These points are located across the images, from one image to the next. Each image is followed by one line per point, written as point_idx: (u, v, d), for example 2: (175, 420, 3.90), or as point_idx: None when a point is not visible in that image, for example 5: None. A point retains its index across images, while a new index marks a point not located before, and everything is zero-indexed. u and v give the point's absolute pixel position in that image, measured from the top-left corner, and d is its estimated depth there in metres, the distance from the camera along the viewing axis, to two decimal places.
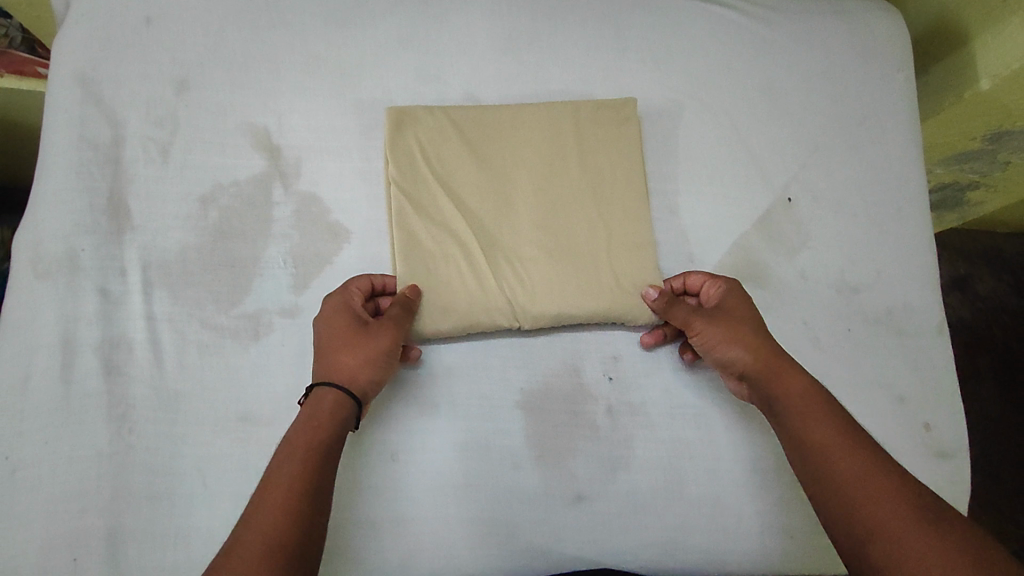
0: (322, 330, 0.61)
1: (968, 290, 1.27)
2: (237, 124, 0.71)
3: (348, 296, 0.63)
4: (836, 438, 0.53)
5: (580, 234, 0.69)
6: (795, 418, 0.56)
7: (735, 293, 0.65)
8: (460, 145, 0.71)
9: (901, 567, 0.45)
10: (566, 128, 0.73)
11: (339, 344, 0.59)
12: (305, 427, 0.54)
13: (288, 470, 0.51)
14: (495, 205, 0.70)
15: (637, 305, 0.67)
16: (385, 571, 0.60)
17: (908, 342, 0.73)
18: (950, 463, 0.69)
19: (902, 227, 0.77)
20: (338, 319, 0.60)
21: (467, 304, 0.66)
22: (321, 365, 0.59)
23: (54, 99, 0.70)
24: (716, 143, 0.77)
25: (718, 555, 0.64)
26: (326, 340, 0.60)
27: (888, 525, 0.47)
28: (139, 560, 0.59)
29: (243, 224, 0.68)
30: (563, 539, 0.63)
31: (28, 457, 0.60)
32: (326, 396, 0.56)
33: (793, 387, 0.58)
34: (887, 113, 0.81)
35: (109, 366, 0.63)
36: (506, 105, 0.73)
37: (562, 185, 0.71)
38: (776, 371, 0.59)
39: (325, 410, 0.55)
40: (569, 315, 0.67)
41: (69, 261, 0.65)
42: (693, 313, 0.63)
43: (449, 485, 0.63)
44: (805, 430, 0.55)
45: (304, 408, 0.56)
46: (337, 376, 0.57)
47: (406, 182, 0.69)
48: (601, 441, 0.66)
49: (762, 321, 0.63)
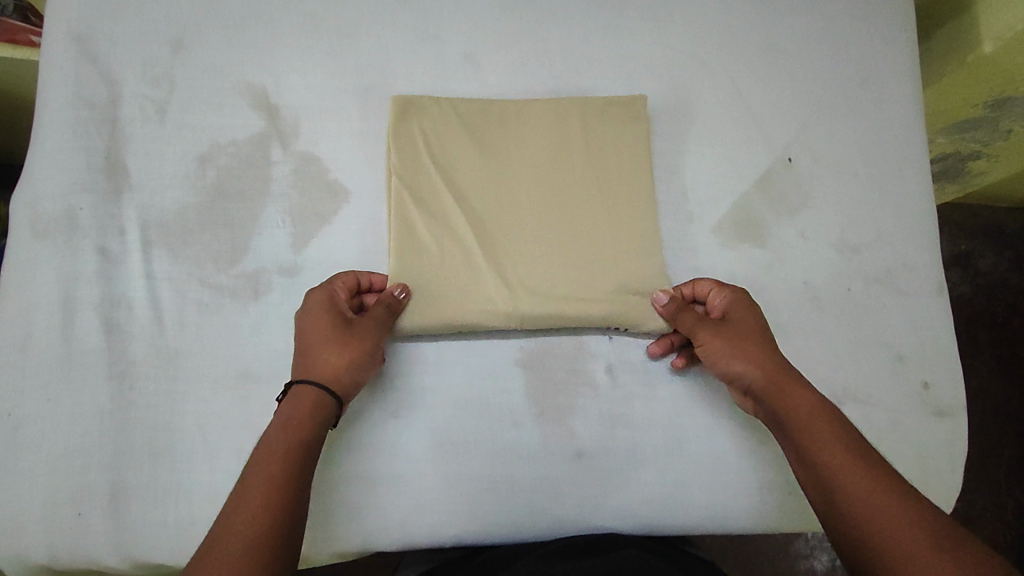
0: (304, 325, 0.59)
1: (969, 266, 1.26)
2: (235, 82, 0.71)
3: (331, 291, 0.61)
4: (845, 459, 0.52)
5: (583, 236, 0.68)
6: (802, 433, 0.55)
7: (744, 302, 0.64)
8: (465, 138, 0.70)
9: None
10: (574, 128, 0.72)
11: (322, 341, 0.58)
12: (284, 427, 0.53)
13: (264, 475, 0.50)
14: (497, 201, 0.69)
15: (633, 308, 0.66)
16: (385, 526, 0.61)
17: (908, 302, 0.73)
18: (948, 421, 0.70)
19: (903, 188, 0.77)
20: (321, 316, 0.59)
21: (461, 302, 0.64)
22: (302, 361, 0.58)
23: (49, 59, 0.70)
24: (717, 103, 0.76)
25: (718, 510, 0.65)
26: (308, 336, 0.59)
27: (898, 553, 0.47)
28: (143, 514, 0.59)
29: (242, 183, 0.68)
30: (564, 494, 0.63)
31: (30, 414, 0.60)
32: (306, 395, 0.55)
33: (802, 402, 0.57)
34: (890, 73, 0.80)
35: (109, 323, 0.63)
36: (514, 101, 0.72)
37: (565, 185, 0.70)
38: (784, 388, 0.58)
39: (305, 409, 0.54)
40: (563, 315, 0.65)
41: (67, 220, 0.65)
42: (702, 322, 0.62)
43: (450, 440, 0.63)
44: (811, 446, 0.54)
45: (283, 405, 0.55)
46: (319, 375, 0.56)
47: (407, 170, 0.68)
48: (601, 398, 0.66)
49: (769, 333, 0.62)
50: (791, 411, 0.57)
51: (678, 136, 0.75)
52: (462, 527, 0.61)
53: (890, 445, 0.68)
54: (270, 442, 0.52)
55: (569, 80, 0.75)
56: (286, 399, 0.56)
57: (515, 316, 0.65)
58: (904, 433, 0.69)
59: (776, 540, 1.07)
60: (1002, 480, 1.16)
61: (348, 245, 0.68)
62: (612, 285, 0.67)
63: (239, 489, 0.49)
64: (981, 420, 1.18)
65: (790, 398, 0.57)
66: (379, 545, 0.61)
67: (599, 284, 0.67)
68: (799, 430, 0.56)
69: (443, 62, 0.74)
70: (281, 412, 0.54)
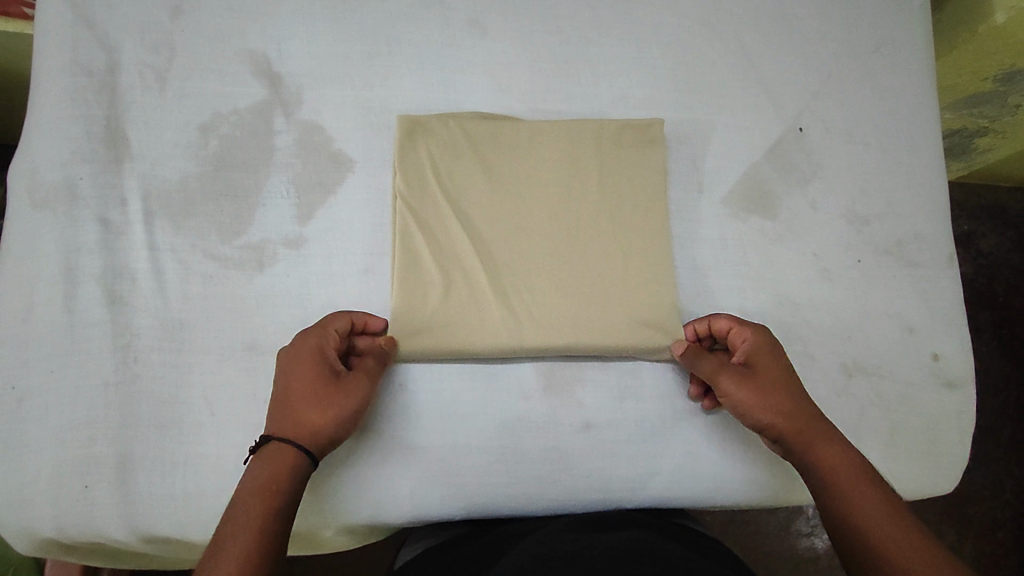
0: (291, 374, 0.56)
1: (971, 246, 1.25)
2: (236, 50, 0.69)
3: (324, 337, 0.58)
4: (880, 515, 0.52)
5: (594, 268, 0.66)
6: (833, 489, 0.55)
7: (769, 345, 0.62)
8: (472, 162, 0.67)
9: None
10: (586, 155, 0.69)
11: (304, 397, 0.55)
12: (261, 490, 0.51)
13: (237, 551, 0.48)
14: (505, 228, 0.66)
15: (641, 339, 0.64)
16: (392, 499, 0.60)
17: (918, 274, 0.73)
18: (957, 394, 0.69)
19: (913, 159, 0.76)
20: (309, 368, 0.56)
21: (465, 334, 0.62)
22: (283, 414, 0.55)
23: (46, 24, 0.68)
24: (728, 71, 0.75)
25: (727, 482, 0.65)
26: (292, 386, 0.56)
27: None
28: (150, 486, 0.59)
29: (245, 153, 0.67)
30: (572, 467, 0.63)
31: (34, 387, 0.59)
32: (282, 454, 0.53)
33: (828, 452, 0.57)
34: (902, 42, 0.79)
35: (111, 295, 0.62)
36: (524, 121, 0.69)
37: (576, 211, 0.67)
38: (812, 440, 0.57)
39: (281, 471, 0.53)
40: (571, 347, 0.63)
41: (68, 190, 0.63)
42: (724, 368, 0.60)
43: (458, 414, 0.62)
44: (844, 502, 0.53)
45: (257, 462, 0.53)
46: (300, 433, 0.54)
47: (413, 194, 0.66)
48: (609, 370, 0.65)
49: (790, 376, 0.60)
50: (818, 464, 0.56)
51: (687, 105, 0.74)
52: (470, 499, 0.61)
53: (899, 416, 0.68)
54: (244, 507, 0.50)
55: (577, 47, 0.74)
56: (261, 454, 0.54)
57: (520, 348, 0.63)
58: (913, 404, 0.68)
59: (776, 519, 1.07)
60: (1001, 458, 1.16)
61: (354, 216, 0.67)
62: (622, 314, 0.65)
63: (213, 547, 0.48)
64: (982, 402, 1.19)
65: (817, 446, 0.57)
66: (386, 519, 0.60)
67: (611, 315, 0.65)
68: (826, 484, 0.55)
69: (448, 28, 0.72)
70: (257, 469, 0.53)
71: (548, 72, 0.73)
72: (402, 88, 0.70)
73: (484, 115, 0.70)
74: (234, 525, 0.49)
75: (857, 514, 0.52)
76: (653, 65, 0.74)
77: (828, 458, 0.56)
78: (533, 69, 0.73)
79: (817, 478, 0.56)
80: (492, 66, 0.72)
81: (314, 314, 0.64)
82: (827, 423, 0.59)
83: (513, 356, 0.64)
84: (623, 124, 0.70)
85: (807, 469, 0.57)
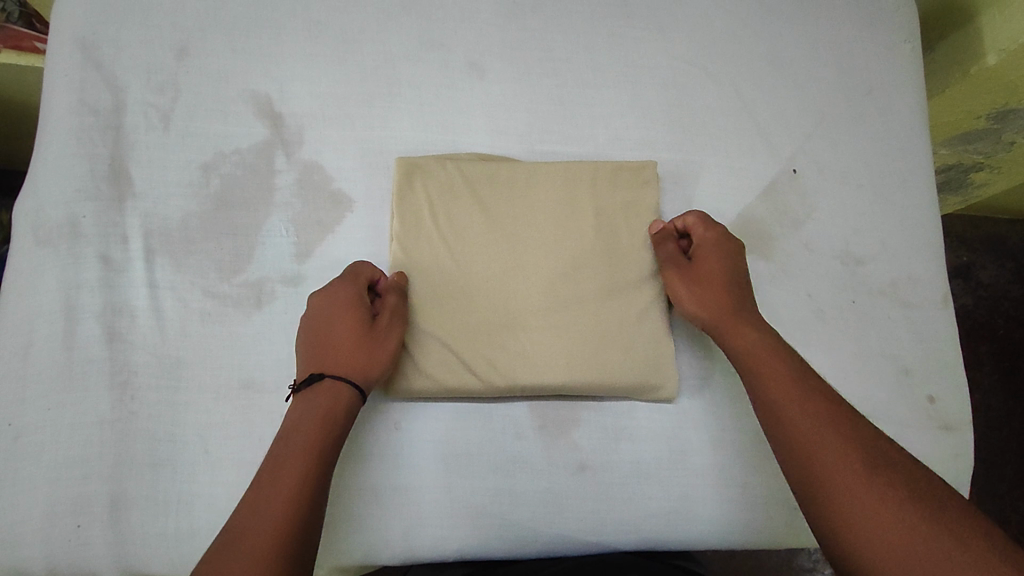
0: (334, 320, 0.59)
1: (970, 278, 1.26)
2: (240, 91, 0.71)
3: (356, 285, 0.62)
4: (794, 389, 0.55)
5: (594, 304, 0.66)
6: (753, 366, 0.58)
7: (718, 242, 0.65)
8: (470, 202, 0.68)
9: (832, 486, 0.49)
10: (582, 196, 0.69)
11: (351, 340, 0.58)
12: (318, 423, 0.54)
13: (286, 484, 0.51)
14: (502, 265, 0.66)
15: (636, 377, 0.64)
16: (387, 538, 0.60)
17: (914, 315, 0.73)
18: (954, 435, 0.69)
19: (907, 199, 0.77)
20: (348, 314, 0.59)
21: (459, 371, 0.63)
22: (330, 358, 0.58)
23: (54, 65, 0.70)
24: (722, 112, 0.76)
25: (724, 525, 0.64)
26: (336, 331, 0.59)
27: (826, 459, 0.50)
28: (143, 526, 0.58)
29: (246, 193, 0.68)
30: (566, 509, 0.62)
31: (30, 424, 0.59)
32: (336, 392, 0.56)
33: (786, 382, 0.56)
34: (894, 83, 0.80)
35: (111, 332, 0.62)
36: (522, 160, 0.70)
37: (573, 248, 0.68)
38: (765, 372, 0.57)
39: (337, 406, 0.56)
40: (566, 386, 0.64)
41: (70, 228, 0.64)
42: (670, 259, 0.66)
43: (452, 452, 0.62)
44: (762, 377, 0.57)
45: (311, 397, 0.56)
46: (350, 375, 0.57)
47: (409, 235, 0.67)
48: (604, 411, 0.66)
49: (733, 275, 0.64)
50: (739, 349, 0.60)
51: (682, 146, 0.75)
52: (464, 540, 0.61)
53: None
54: (290, 450, 0.53)
55: (573, 89, 0.75)
56: (312, 393, 0.56)
57: (515, 387, 0.63)
58: (910, 448, 0.68)
59: (777, 556, 1.06)
60: (1006, 494, 1.15)
61: (352, 254, 0.67)
62: (619, 353, 0.65)
63: (264, 485, 0.51)
64: (985, 437, 1.18)
65: (749, 352, 0.59)
66: (380, 559, 0.60)
67: (608, 355, 0.65)
68: (755, 382, 0.58)
69: (447, 70, 0.74)
70: (312, 405, 0.55)
71: (545, 113, 0.74)
72: (401, 130, 0.72)
73: (482, 157, 0.71)
74: (252, 533, 0.48)
75: (798, 423, 0.53)
76: (648, 107, 0.76)
77: (788, 400, 0.55)
78: (530, 110, 0.74)
79: (734, 357, 0.60)
80: (489, 107, 0.73)
81: None
82: (757, 319, 0.62)
83: (507, 395, 0.64)
84: (619, 166, 0.71)
85: (745, 374, 0.59)
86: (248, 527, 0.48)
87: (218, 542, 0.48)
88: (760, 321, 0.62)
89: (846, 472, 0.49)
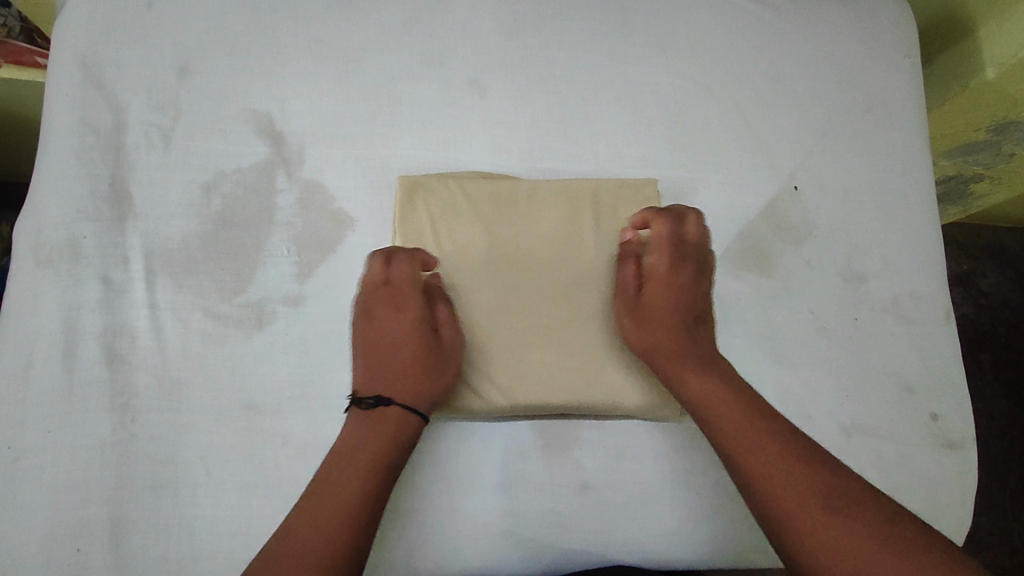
0: (399, 340, 0.61)
1: (971, 286, 1.26)
2: (241, 110, 0.71)
3: (416, 298, 0.62)
4: (748, 430, 0.55)
5: (595, 323, 0.66)
6: (706, 407, 0.58)
7: (670, 274, 0.64)
8: (471, 220, 0.68)
9: (794, 532, 0.50)
10: (586, 214, 0.69)
11: (418, 363, 0.60)
12: (387, 442, 0.56)
13: (347, 496, 0.53)
14: (503, 284, 0.66)
15: (637, 396, 0.64)
16: (389, 561, 0.60)
17: (916, 332, 0.73)
18: (958, 453, 0.69)
19: (907, 214, 0.77)
20: (413, 335, 0.61)
21: (459, 391, 0.63)
22: (397, 378, 0.59)
23: (56, 85, 0.70)
24: (723, 129, 0.76)
25: (727, 545, 0.64)
26: (403, 351, 0.60)
27: (786, 504, 0.51)
28: (144, 550, 0.58)
29: (247, 212, 0.68)
30: (569, 531, 0.62)
31: (30, 448, 0.59)
32: (405, 415, 0.58)
33: (740, 423, 0.56)
34: (894, 98, 0.80)
35: (111, 354, 0.62)
36: (524, 178, 0.70)
37: (575, 267, 0.68)
38: (718, 415, 0.57)
39: (405, 426, 0.58)
40: (566, 406, 0.64)
41: (70, 249, 0.64)
42: (623, 288, 0.65)
43: (454, 473, 0.62)
44: (717, 419, 0.57)
45: (379, 418, 0.57)
46: (417, 398, 0.59)
47: None
48: (607, 431, 0.65)
49: (685, 312, 0.63)
50: (689, 391, 0.60)
51: (683, 163, 0.75)
52: (467, 562, 0.60)
53: (900, 476, 0.67)
54: (356, 458, 0.55)
55: (574, 105, 0.75)
56: (378, 414, 0.58)
57: (514, 407, 0.63)
58: (914, 465, 0.68)
59: None
60: (1011, 503, 1.14)
61: (353, 273, 0.67)
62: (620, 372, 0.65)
63: (326, 490, 0.53)
64: (989, 447, 1.17)
65: (702, 394, 0.59)
66: None
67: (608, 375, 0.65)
68: (710, 423, 0.58)
69: (448, 87, 0.74)
70: (380, 426, 0.57)
71: (546, 131, 0.74)
72: (402, 148, 0.72)
73: (483, 174, 0.71)
74: (310, 539, 0.50)
75: (757, 466, 0.53)
76: (649, 124, 0.76)
77: (751, 445, 0.55)
78: (531, 127, 0.74)
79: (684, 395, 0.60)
80: (490, 125, 0.73)
81: (312, 373, 0.64)
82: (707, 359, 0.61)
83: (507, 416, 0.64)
84: (622, 183, 0.71)
85: (700, 413, 0.59)
86: (307, 531, 0.51)
87: (280, 539, 0.51)
88: (710, 361, 0.61)
89: (809, 517, 0.50)
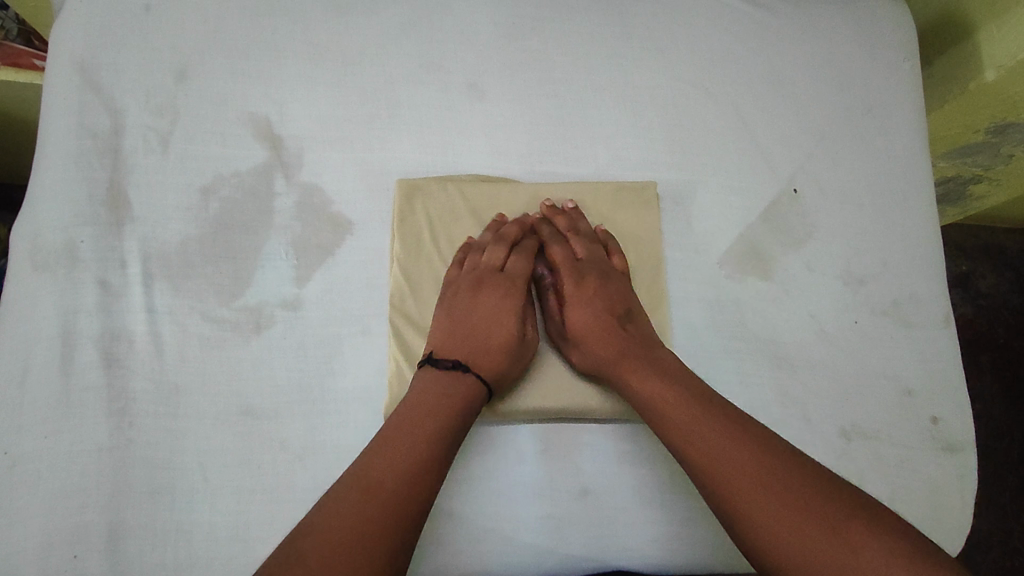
0: (496, 318, 0.61)
1: (969, 288, 1.26)
2: (240, 114, 0.70)
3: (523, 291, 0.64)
4: (709, 430, 0.53)
5: None
6: (655, 413, 0.57)
7: (579, 290, 0.64)
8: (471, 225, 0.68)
9: (761, 532, 0.48)
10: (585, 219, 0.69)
11: (504, 344, 0.60)
12: (451, 407, 0.56)
13: (412, 456, 0.52)
14: None
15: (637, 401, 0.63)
16: None
17: (916, 335, 0.72)
18: (958, 456, 0.69)
19: (907, 217, 0.77)
20: (507, 318, 0.61)
21: None
22: (480, 351, 0.59)
23: (54, 89, 0.70)
24: (722, 132, 0.76)
25: (726, 549, 0.63)
26: (495, 328, 0.61)
27: (753, 503, 0.49)
28: (140, 555, 0.57)
29: (245, 215, 0.68)
30: (569, 536, 0.62)
31: (27, 453, 0.59)
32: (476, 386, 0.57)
33: (700, 422, 0.54)
34: (894, 101, 0.80)
35: (109, 358, 0.62)
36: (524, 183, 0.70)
37: None
38: (676, 417, 0.55)
39: (470, 399, 0.57)
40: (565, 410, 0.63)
41: (68, 253, 0.64)
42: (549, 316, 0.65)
43: (454, 478, 0.62)
44: (674, 421, 0.55)
45: (450, 382, 0.57)
46: (488, 373, 0.59)
47: (409, 257, 0.66)
48: (606, 435, 0.65)
49: (608, 322, 0.62)
50: (636, 401, 0.59)
51: (683, 167, 0.75)
52: (465, 567, 0.60)
53: (900, 480, 0.67)
54: (421, 422, 0.54)
55: (573, 108, 0.75)
56: (449, 376, 0.57)
57: (513, 411, 0.62)
58: (914, 468, 0.67)
59: None
60: (1010, 505, 1.14)
61: (352, 277, 0.67)
62: None
63: (392, 449, 0.52)
64: (988, 448, 1.17)
65: (652, 398, 0.57)
66: None
67: None
68: (662, 427, 0.56)
69: (447, 91, 0.73)
70: (451, 389, 0.56)
71: (546, 134, 0.74)
72: (401, 151, 0.71)
73: (482, 177, 0.71)
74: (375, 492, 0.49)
75: (723, 467, 0.51)
76: (648, 128, 0.75)
77: (711, 444, 0.53)
78: (530, 130, 0.74)
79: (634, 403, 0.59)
80: (489, 129, 0.73)
81: (310, 377, 0.64)
82: (650, 361, 0.60)
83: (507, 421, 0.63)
84: (621, 187, 0.71)
85: (653, 417, 0.57)
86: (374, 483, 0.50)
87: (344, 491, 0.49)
88: (651, 363, 0.60)
89: (777, 517, 0.48)
